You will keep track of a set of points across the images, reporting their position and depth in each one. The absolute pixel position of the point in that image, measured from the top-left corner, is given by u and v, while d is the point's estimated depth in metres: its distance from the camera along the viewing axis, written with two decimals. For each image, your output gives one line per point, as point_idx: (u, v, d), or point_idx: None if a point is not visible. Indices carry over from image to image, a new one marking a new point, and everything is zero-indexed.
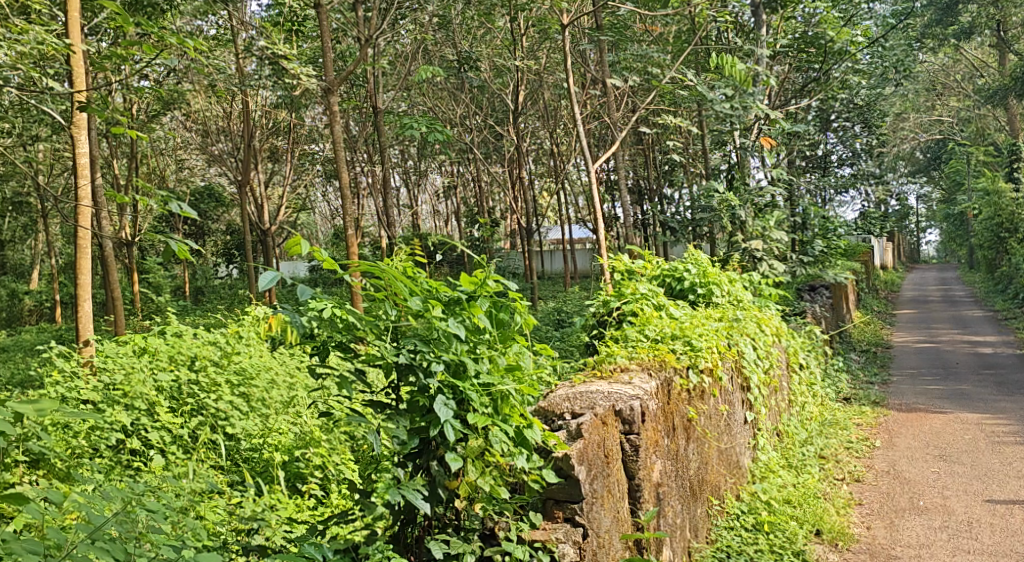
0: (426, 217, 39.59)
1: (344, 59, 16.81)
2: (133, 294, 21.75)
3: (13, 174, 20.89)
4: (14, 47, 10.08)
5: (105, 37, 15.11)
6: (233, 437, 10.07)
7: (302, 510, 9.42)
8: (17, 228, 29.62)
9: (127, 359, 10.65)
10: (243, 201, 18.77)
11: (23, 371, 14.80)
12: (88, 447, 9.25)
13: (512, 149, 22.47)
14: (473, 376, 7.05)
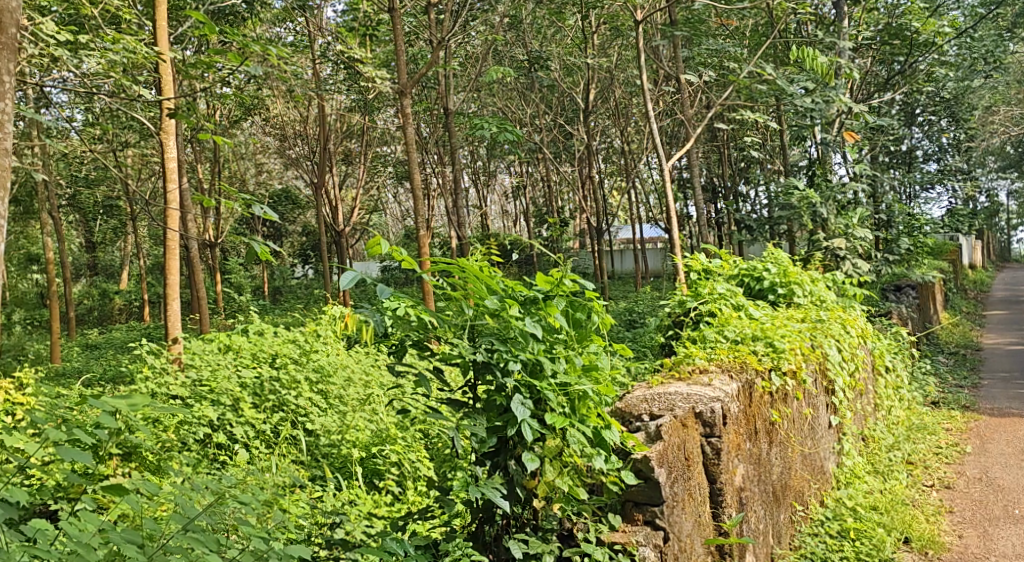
0: (497, 218, 39.63)
1: (416, 61, 16.84)
2: (214, 294, 22.06)
3: (101, 178, 21.33)
4: (106, 56, 10.26)
5: (188, 46, 15.35)
6: (312, 433, 10.48)
7: (380, 505, 9.68)
8: (104, 231, 30.29)
9: (212, 355, 11.25)
10: (319, 204, 18.90)
11: (113, 369, 15.08)
12: (177, 440, 9.70)
13: (583, 148, 22.37)
14: (550, 375, 7.01)
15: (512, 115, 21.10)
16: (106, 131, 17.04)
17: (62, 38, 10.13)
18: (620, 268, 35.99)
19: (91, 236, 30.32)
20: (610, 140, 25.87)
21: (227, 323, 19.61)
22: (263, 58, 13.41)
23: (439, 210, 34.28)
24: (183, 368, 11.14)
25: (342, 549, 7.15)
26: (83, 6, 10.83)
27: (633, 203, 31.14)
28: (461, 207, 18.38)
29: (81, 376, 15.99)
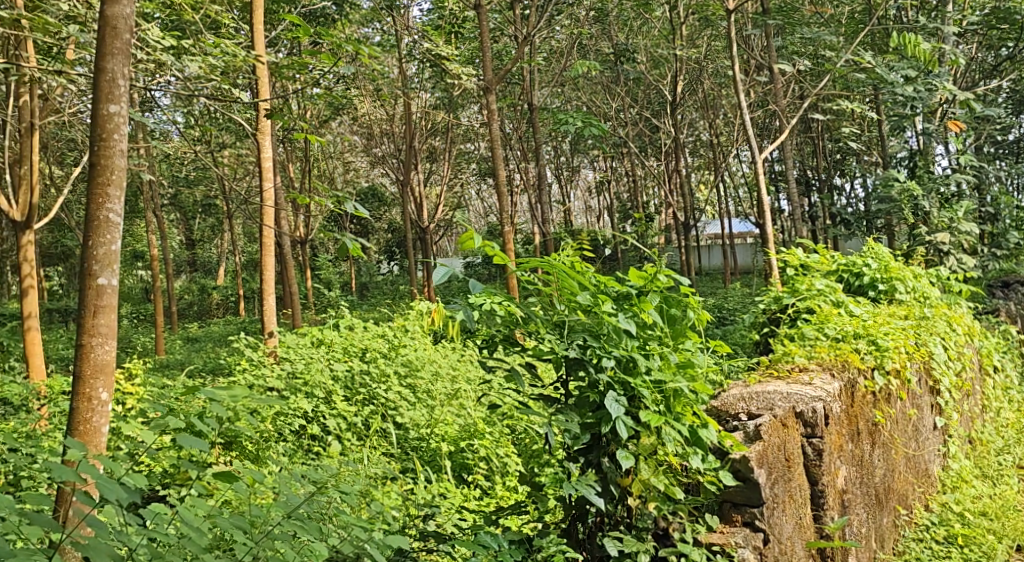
0: (580, 214, 39.50)
1: (501, 58, 16.79)
2: (307, 288, 22.43)
3: (197, 177, 21.74)
4: (207, 60, 10.35)
5: (279, 47, 15.52)
6: (402, 426, 11.18)
7: (469, 499, 10.13)
8: (203, 228, 31.04)
9: (307, 350, 12.36)
10: (405, 201, 18.93)
11: (215, 360, 15.43)
12: (274, 432, 10.54)
13: (670, 141, 22.10)
14: (644, 372, 6.92)
15: (598, 109, 21.00)
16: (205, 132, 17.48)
17: (167, 43, 10.44)
18: (708, 264, 35.64)
19: (190, 233, 31.09)
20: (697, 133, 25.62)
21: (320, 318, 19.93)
22: (353, 57, 13.59)
23: (523, 206, 34.30)
24: (280, 362, 12.19)
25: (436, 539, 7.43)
26: (185, 12, 11.10)
27: (720, 199, 30.72)
28: (546, 203, 18.22)
29: (186, 366, 16.42)
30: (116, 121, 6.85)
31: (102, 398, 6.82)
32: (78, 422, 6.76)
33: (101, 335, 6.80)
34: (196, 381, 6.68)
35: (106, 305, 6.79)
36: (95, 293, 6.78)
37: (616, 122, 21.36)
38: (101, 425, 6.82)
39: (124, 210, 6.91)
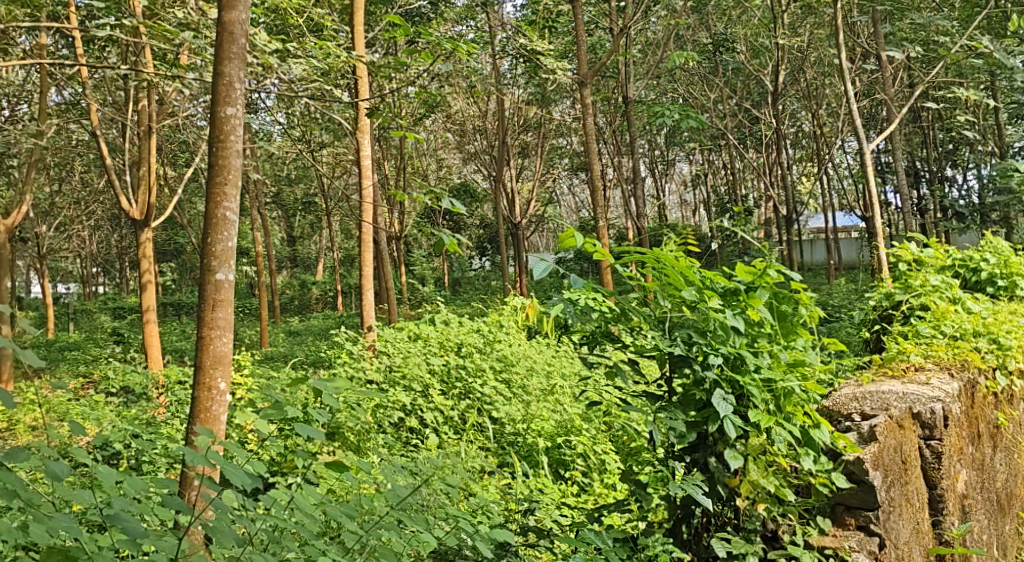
0: (676, 209, 39.11)
1: (597, 52, 16.68)
2: (402, 283, 22.62)
3: (298, 177, 22.11)
4: (317, 66, 10.73)
5: (378, 47, 15.65)
6: (499, 421, 11.54)
7: (567, 496, 10.38)
8: (303, 225, 31.59)
9: (405, 344, 12.95)
10: (498, 198, 18.93)
11: (317, 354, 15.73)
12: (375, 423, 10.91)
13: (769, 132, 21.76)
14: (753, 371, 7.09)
15: (695, 101, 20.77)
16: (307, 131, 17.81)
17: (273, 47, 10.79)
18: (810, 259, 34.98)
19: (290, 230, 31.67)
20: (797, 124, 25.18)
21: (417, 313, 20.10)
22: (451, 54, 13.71)
23: (617, 200, 34.11)
24: (379, 355, 12.75)
25: (536, 534, 8.22)
26: (291, 15, 11.80)
27: (820, 192, 30.14)
28: (641, 197, 18.05)
29: (290, 359, 16.73)
30: (233, 123, 7.46)
31: (221, 387, 7.40)
32: (200, 410, 7.34)
33: (220, 327, 7.39)
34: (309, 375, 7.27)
35: (224, 299, 7.37)
36: (214, 287, 7.36)
37: (715, 113, 21.13)
38: (219, 412, 7.39)
39: (239, 209, 7.50)
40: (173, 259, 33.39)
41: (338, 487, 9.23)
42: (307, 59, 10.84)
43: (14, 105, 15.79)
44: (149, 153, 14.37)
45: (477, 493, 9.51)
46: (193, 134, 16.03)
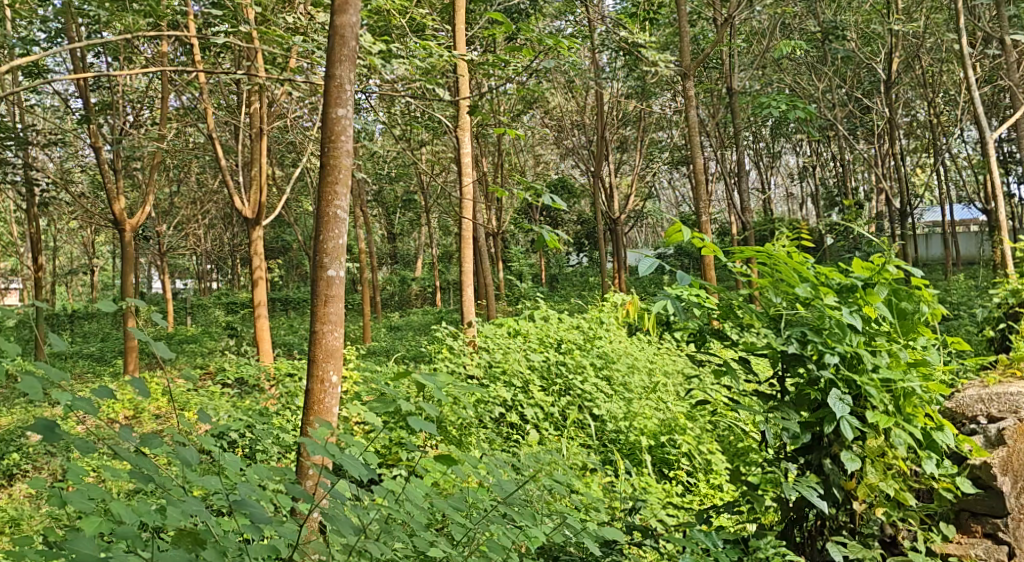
0: (782, 201, 38.23)
1: (700, 43, 16.43)
2: (500, 278, 22.63)
3: (399, 175, 22.31)
4: (416, 64, 11.07)
5: (480, 43, 15.63)
6: (600, 418, 11.51)
7: (672, 495, 10.44)
8: (403, 223, 31.72)
9: (504, 339, 12.99)
10: (597, 194, 18.79)
11: (418, 348, 15.87)
12: (476, 415, 11.07)
13: (882, 121, 21.19)
14: (871, 370, 7.62)
15: (803, 91, 20.34)
16: (408, 129, 17.99)
17: (378, 49, 11.05)
18: (925, 254, 33.98)
19: (390, 228, 31.81)
20: (910, 114, 24.48)
21: (515, 309, 20.07)
22: (551, 48, 13.70)
23: (719, 194, 33.55)
24: (478, 351, 12.75)
25: (641, 533, 8.96)
26: (392, 17, 12.25)
27: (934, 183, 29.24)
28: (745, 190, 17.71)
29: (392, 353, 16.90)
30: (344, 122, 8.65)
31: (332, 380, 8.60)
32: (313, 403, 8.57)
33: (331, 323, 8.64)
34: (407, 367, 8.15)
35: (335, 294, 8.62)
36: (326, 284, 8.60)
37: (824, 104, 20.66)
38: (332, 404, 8.61)
39: (349, 206, 8.69)
40: (277, 256, 33.85)
41: (443, 481, 9.89)
42: (408, 60, 11.15)
43: (138, 111, 16.23)
44: (261, 154, 14.93)
45: (582, 491, 9.75)
46: (301, 135, 16.31)
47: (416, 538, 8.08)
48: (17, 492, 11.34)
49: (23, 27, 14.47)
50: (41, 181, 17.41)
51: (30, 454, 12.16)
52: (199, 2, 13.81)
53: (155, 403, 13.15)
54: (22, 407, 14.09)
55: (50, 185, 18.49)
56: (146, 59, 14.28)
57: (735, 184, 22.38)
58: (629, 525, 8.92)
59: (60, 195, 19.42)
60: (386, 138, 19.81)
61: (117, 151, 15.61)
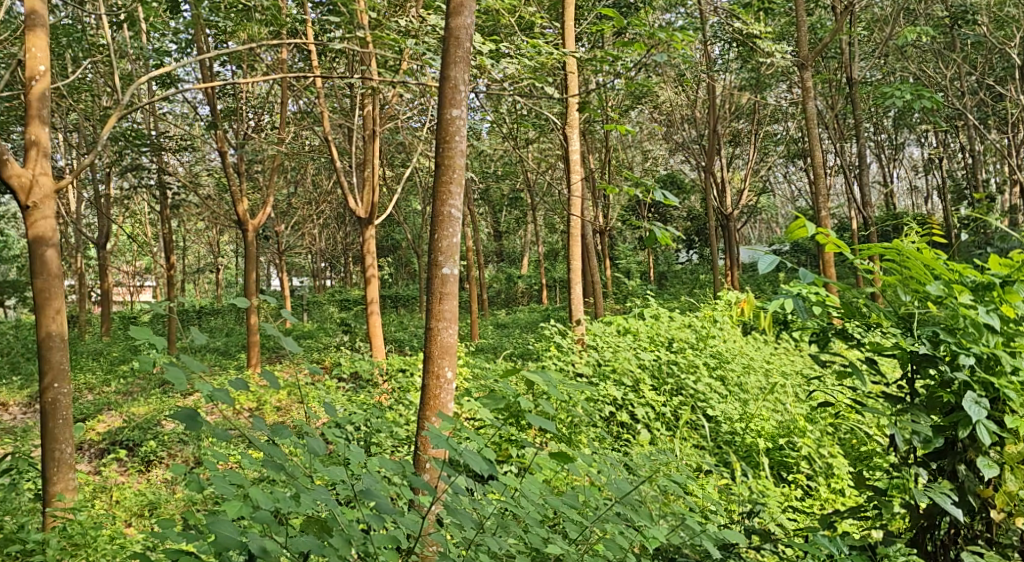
0: (905, 195, 36.85)
1: (819, 33, 16.01)
2: (608, 276, 22.41)
3: (510, 173, 22.29)
4: (525, 62, 11.38)
5: (592, 38, 15.49)
6: (713, 419, 11.31)
7: (791, 499, 10.17)
8: (509, 222, 31.59)
9: (614, 338, 12.85)
10: (710, 189, 18.47)
11: (527, 345, 15.77)
12: (587, 413, 10.93)
13: (1014, 109, 20.33)
14: (1009, 372, 7.50)
15: (928, 79, 19.66)
16: (518, 126, 17.95)
17: (487, 48, 11.36)
18: None
19: (496, 226, 31.69)
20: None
21: (625, 306, 19.78)
22: (662, 42, 13.54)
23: (838, 190, 32.56)
24: (587, 349, 12.66)
25: (761, 538, 8.84)
26: (503, 16, 12.31)
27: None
28: (867, 183, 17.18)
29: (500, 350, 16.89)
30: (457, 122, 9.21)
31: (448, 376, 9.14)
32: (430, 397, 9.11)
33: (446, 320, 9.16)
34: (517, 366, 8.67)
35: (449, 292, 9.14)
36: (441, 281, 9.14)
37: (951, 92, 19.92)
38: (446, 398, 9.14)
39: (462, 207, 9.23)
40: (387, 255, 34.08)
41: (555, 478, 10.03)
42: (518, 59, 11.42)
43: (259, 115, 16.49)
44: (375, 155, 15.09)
45: (699, 491, 9.86)
46: (412, 134, 16.44)
47: (531, 534, 8.40)
48: (154, 478, 11.72)
49: (156, 39, 14.94)
50: (168, 184, 17.94)
51: (164, 442, 12.51)
52: (317, 9, 14.01)
53: (276, 395, 13.40)
54: (156, 398, 14.48)
55: (179, 188, 19.02)
56: (267, 66, 14.58)
57: (854, 178, 21.74)
58: (749, 528, 8.81)
59: (187, 198, 19.93)
60: (495, 136, 19.82)
61: (241, 154, 15.97)
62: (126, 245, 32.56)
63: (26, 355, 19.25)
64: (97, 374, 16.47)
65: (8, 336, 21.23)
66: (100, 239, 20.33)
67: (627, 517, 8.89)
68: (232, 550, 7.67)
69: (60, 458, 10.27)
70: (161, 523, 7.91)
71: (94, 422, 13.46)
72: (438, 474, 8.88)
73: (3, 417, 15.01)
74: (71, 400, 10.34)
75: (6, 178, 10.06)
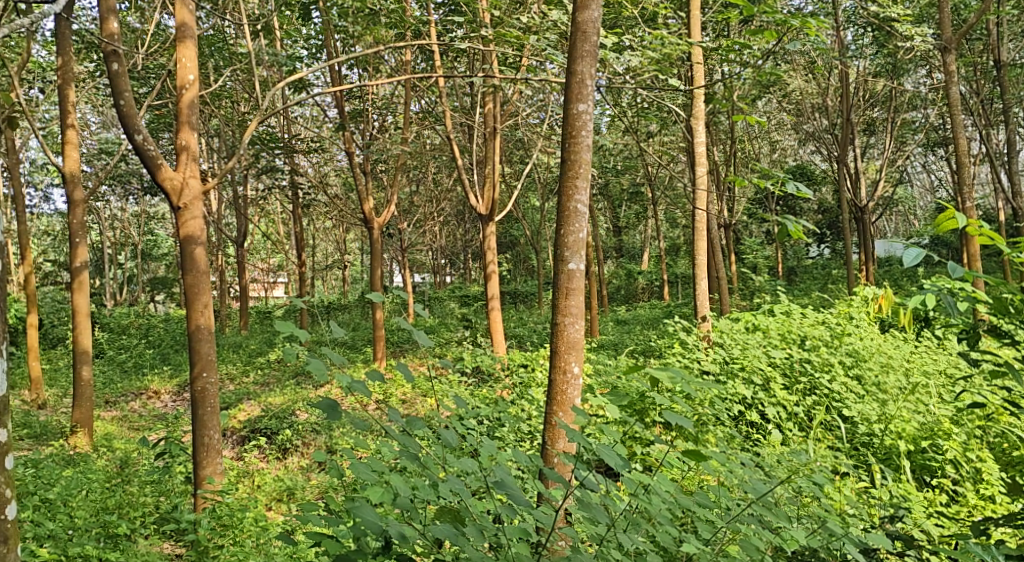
0: None
1: (962, 14, 15.21)
2: (734, 271, 21.86)
3: (633, 167, 21.92)
4: (650, 53, 11.12)
5: (719, 27, 15.05)
6: (850, 420, 10.89)
7: (935, 505, 9.73)
8: (628, 216, 31.10)
9: (743, 334, 12.42)
10: (841, 181, 17.79)
11: (650, 341, 15.38)
12: (716, 412, 10.66)
13: None
14: None
15: None
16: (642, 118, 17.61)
17: (613, 41, 11.11)
18: None
19: (616, 221, 31.20)
20: None
21: (752, 303, 19.17)
22: (793, 29, 13.07)
23: (980, 179, 30.97)
24: (714, 346, 12.28)
25: (905, 543, 8.49)
26: (629, 7, 12.06)
27: None
28: (1014, 172, 16.25)
29: (623, 346, 16.61)
30: (584, 117, 9.00)
31: (574, 372, 8.94)
32: (557, 393, 8.93)
33: (572, 315, 8.97)
34: (646, 364, 8.50)
35: (576, 287, 8.95)
36: (568, 276, 8.95)
37: None
38: (573, 395, 8.94)
39: (589, 201, 9.03)
40: (507, 251, 33.99)
41: (685, 478, 9.79)
42: (643, 52, 11.16)
43: (383, 116, 16.58)
44: (495, 152, 14.98)
45: (837, 493, 9.51)
46: (534, 130, 16.28)
47: (664, 534, 8.24)
48: (291, 465, 11.88)
49: (287, 45, 15.15)
50: (299, 184, 18.19)
51: (299, 431, 12.61)
52: (440, 8, 13.96)
53: (400, 388, 13.40)
54: (291, 388, 14.69)
55: (309, 187, 19.29)
56: (391, 66, 14.63)
57: (997, 166, 20.65)
58: (893, 532, 8.45)
59: (317, 197, 20.15)
60: (617, 130, 19.51)
61: (367, 154, 16.08)
62: (261, 243, 33.27)
63: (173, 346, 19.82)
64: (236, 364, 16.83)
65: (155, 329, 21.93)
66: (237, 237, 20.77)
67: (765, 518, 8.67)
68: (372, 534, 7.87)
69: (208, 443, 10.46)
70: (302, 507, 8.16)
71: (236, 410, 13.64)
72: (568, 470, 8.77)
73: (155, 405, 15.38)
74: (219, 390, 10.52)
75: (158, 181, 10.29)
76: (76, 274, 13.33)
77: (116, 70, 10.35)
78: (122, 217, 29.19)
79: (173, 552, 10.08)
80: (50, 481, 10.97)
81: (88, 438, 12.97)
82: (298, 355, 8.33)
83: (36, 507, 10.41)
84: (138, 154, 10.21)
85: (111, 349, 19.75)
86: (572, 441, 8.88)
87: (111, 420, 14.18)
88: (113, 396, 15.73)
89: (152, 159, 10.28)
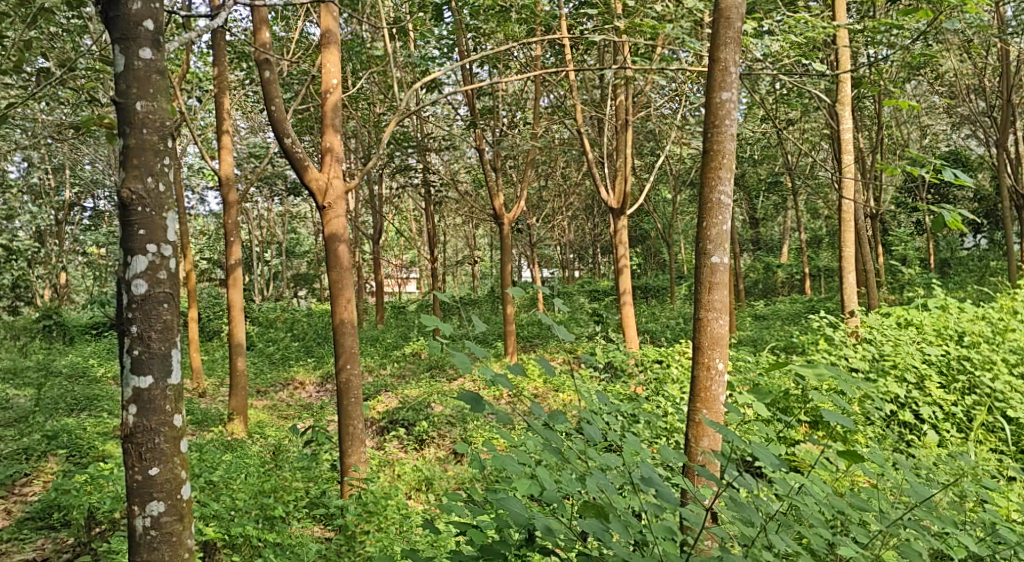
0: None
1: None
2: (881, 263, 20.93)
3: (773, 156, 21.21)
4: (792, 35, 10.59)
5: (863, 8, 14.33)
6: (1014, 421, 10.20)
7: None
8: (765, 208, 30.22)
9: (895, 330, 11.76)
10: (998, 167, 16.76)
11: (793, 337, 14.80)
12: (868, 410, 10.11)
13: None
14: None
15: None
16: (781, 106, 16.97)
17: (753, 25, 10.63)
18: None
19: (753, 213, 30.32)
20: None
21: (902, 296, 18.29)
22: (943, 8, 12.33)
23: None
24: (864, 342, 11.65)
25: None
26: None
27: None
28: None
29: (762, 342, 16.06)
30: (728, 106, 8.58)
31: (719, 368, 8.54)
32: (701, 390, 8.54)
33: (716, 309, 8.57)
34: (795, 358, 8.06)
35: (719, 281, 8.54)
36: (710, 270, 8.56)
37: None
38: (717, 392, 8.54)
39: (733, 192, 8.60)
40: (637, 245, 33.51)
41: (836, 479, 9.30)
42: (784, 36, 10.65)
43: (515, 109, 16.40)
44: (627, 143, 14.55)
45: (1005, 498, 8.90)
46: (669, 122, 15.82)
47: (818, 537, 7.81)
48: (429, 456, 11.79)
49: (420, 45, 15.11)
50: (434, 179, 18.15)
51: (435, 423, 12.53)
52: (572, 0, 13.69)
53: (535, 382, 13.20)
54: (427, 381, 14.65)
55: (442, 183, 19.28)
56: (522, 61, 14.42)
57: None
58: None
59: (450, 194, 20.11)
60: (754, 118, 18.88)
61: (499, 148, 15.92)
62: (397, 240, 33.58)
63: (316, 339, 20.10)
64: (376, 357, 16.92)
65: (300, 323, 22.31)
66: (374, 233, 20.94)
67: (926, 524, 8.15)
68: (518, 526, 7.66)
69: (352, 433, 10.45)
70: (447, 496, 8.05)
71: (375, 401, 13.67)
72: (714, 469, 8.39)
73: (301, 395, 15.56)
74: (362, 382, 10.46)
75: (304, 181, 10.29)
76: (230, 271, 13.54)
77: (266, 76, 10.38)
78: (266, 217, 29.88)
79: (324, 536, 10.12)
80: (213, 464, 11.06)
81: (244, 425, 13.17)
82: (441, 347, 8.16)
83: (202, 488, 10.46)
84: (283, 154, 10.20)
85: (259, 342, 20.17)
86: (718, 439, 8.50)
87: (261, 410, 14.39)
88: (263, 387, 16.00)
89: (299, 159, 10.25)
